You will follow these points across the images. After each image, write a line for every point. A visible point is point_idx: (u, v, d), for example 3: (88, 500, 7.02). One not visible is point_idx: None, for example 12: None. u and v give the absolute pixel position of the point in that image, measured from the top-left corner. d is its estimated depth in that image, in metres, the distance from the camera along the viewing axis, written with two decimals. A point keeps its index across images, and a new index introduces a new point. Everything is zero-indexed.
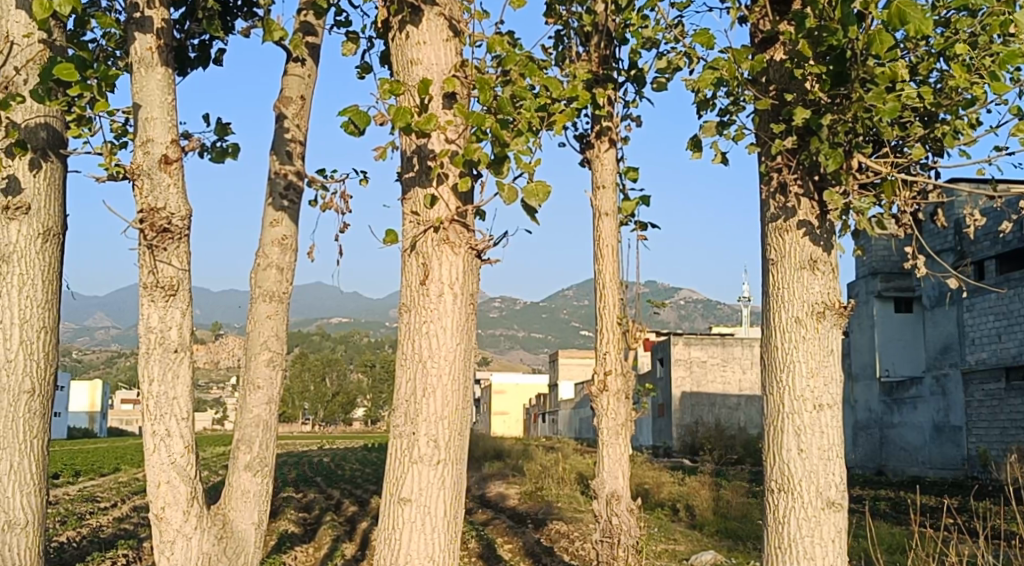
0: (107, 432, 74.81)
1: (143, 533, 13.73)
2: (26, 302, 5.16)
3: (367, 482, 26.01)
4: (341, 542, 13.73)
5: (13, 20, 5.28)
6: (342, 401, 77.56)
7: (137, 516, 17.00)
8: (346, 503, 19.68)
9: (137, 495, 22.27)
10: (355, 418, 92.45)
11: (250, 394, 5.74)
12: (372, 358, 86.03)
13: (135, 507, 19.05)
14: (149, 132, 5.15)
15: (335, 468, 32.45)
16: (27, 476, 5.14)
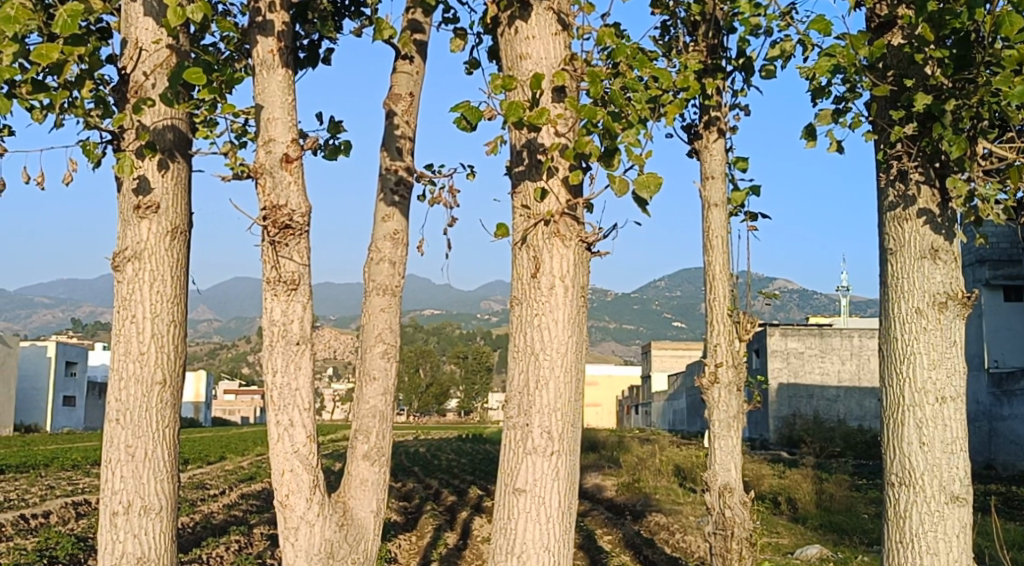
0: (209, 421, 77.36)
1: (255, 520, 14.22)
2: (157, 298, 5.38)
3: (462, 472, 26.36)
4: (443, 531, 14.03)
5: (141, 27, 5.52)
6: (434, 393, 78.56)
7: (248, 504, 17.59)
8: (444, 492, 19.95)
9: (242, 483, 23.00)
10: (448, 410, 93.69)
11: (366, 385, 5.85)
12: (462, 350, 86.93)
13: (242, 495, 19.67)
14: (272, 132, 5.31)
15: (431, 457, 33.01)
16: (161, 464, 5.37)
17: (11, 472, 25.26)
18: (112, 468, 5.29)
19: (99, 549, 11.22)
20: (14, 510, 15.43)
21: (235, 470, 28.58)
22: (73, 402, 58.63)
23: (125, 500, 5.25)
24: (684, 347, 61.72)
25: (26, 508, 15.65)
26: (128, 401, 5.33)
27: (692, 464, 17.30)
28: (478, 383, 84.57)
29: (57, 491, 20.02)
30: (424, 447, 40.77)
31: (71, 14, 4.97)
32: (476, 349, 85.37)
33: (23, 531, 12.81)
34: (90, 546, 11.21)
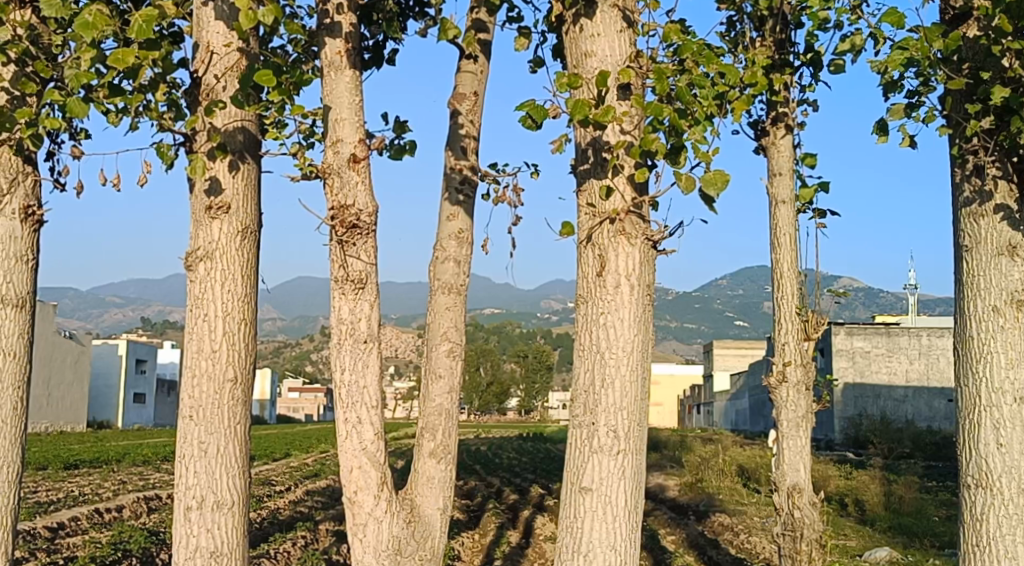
0: (273, 418, 78.67)
1: (320, 517, 14.43)
2: (229, 296, 5.48)
3: (524, 471, 26.42)
4: (506, 529, 14.10)
5: (212, 31, 5.62)
6: (495, 391, 78.85)
7: (313, 500, 17.86)
8: (506, 491, 19.98)
9: (307, 480, 23.36)
10: (508, 409, 93.95)
11: (432, 383, 5.89)
12: (522, 350, 87.13)
13: (307, 491, 19.98)
14: (339, 133, 5.37)
15: (492, 455, 33.16)
16: (233, 460, 5.46)
17: (85, 466, 25.99)
18: (186, 464, 5.41)
19: (170, 544, 11.48)
20: (88, 503, 15.85)
21: (300, 467, 29.02)
22: (143, 399, 60.05)
23: (198, 495, 5.36)
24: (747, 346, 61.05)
25: (101, 501, 16.09)
26: (201, 398, 5.43)
27: (756, 464, 17.12)
28: (538, 381, 84.70)
29: (129, 485, 20.53)
30: (484, 445, 40.99)
31: (146, 19, 5.08)
32: (536, 347, 85.54)
33: (98, 525, 13.17)
34: (162, 540, 11.48)
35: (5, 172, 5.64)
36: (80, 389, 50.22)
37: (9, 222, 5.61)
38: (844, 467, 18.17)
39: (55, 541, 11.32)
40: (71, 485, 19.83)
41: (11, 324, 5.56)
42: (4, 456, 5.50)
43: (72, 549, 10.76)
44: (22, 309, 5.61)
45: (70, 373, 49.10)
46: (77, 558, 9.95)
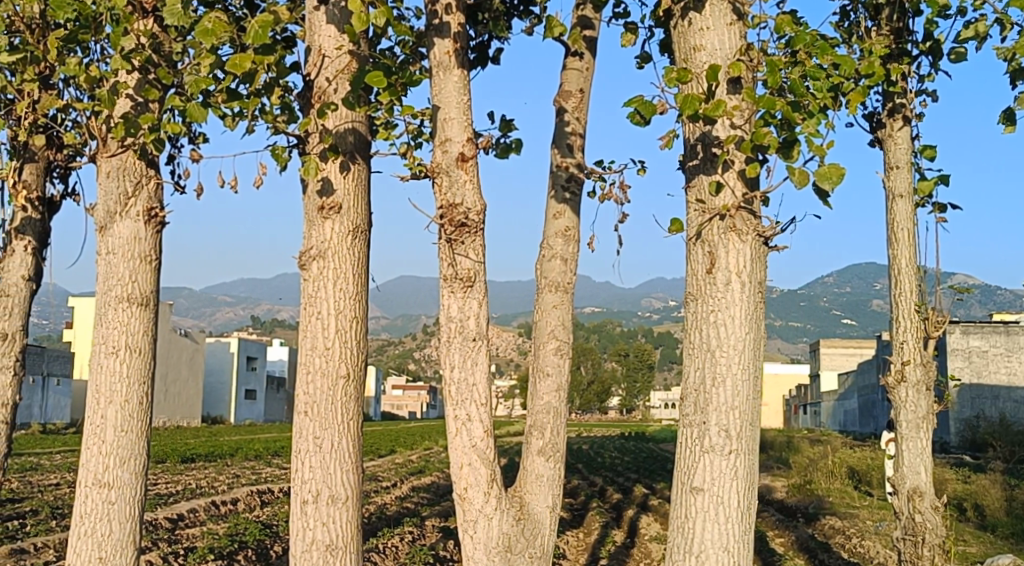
0: (376, 415, 80.19)
1: (426, 513, 14.72)
2: (341, 294, 5.59)
3: (627, 471, 26.33)
4: (611, 528, 14.13)
5: (324, 35, 5.74)
6: (595, 390, 78.86)
7: (419, 496, 18.15)
8: (610, 490, 20.00)
9: (411, 476, 23.77)
10: (607, 408, 93.66)
11: (539, 381, 5.89)
12: (623, 349, 86.73)
13: (412, 488, 20.34)
14: (447, 132, 5.41)
15: (595, 454, 33.21)
16: (346, 455, 5.57)
17: (201, 460, 26.99)
18: (301, 459, 5.54)
19: (284, 536, 11.82)
20: (206, 496, 16.45)
21: (405, 463, 29.56)
22: (253, 396, 62.00)
23: (314, 489, 5.48)
24: (855, 345, 59.52)
25: (217, 494, 16.70)
26: (315, 394, 5.55)
27: (868, 466, 16.72)
28: (639, 380, 84.21)
29: (242, 479, 21.22)
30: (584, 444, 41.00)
31: (262, 25, 5.22)
32: (637, 346, 85.12)
33: (215, 516, 13.66)
34: (276, 532, 11.83)
35: (130, 176, 5.89)
36: (194, 385, 52.17)
37: (134, 224, 5.85)
38: (964, 471, 17.56)
39: (176, 532, 11.78)
40: (188, 478, 20.64)
41: (136, 322, 5.78)
42: (131, 449, 5.72)
43: (192, 540, 11.17)
44: (147, 307, 5.83)
45: (185, 370, 51.08)
46: (197, 549, 10.32)
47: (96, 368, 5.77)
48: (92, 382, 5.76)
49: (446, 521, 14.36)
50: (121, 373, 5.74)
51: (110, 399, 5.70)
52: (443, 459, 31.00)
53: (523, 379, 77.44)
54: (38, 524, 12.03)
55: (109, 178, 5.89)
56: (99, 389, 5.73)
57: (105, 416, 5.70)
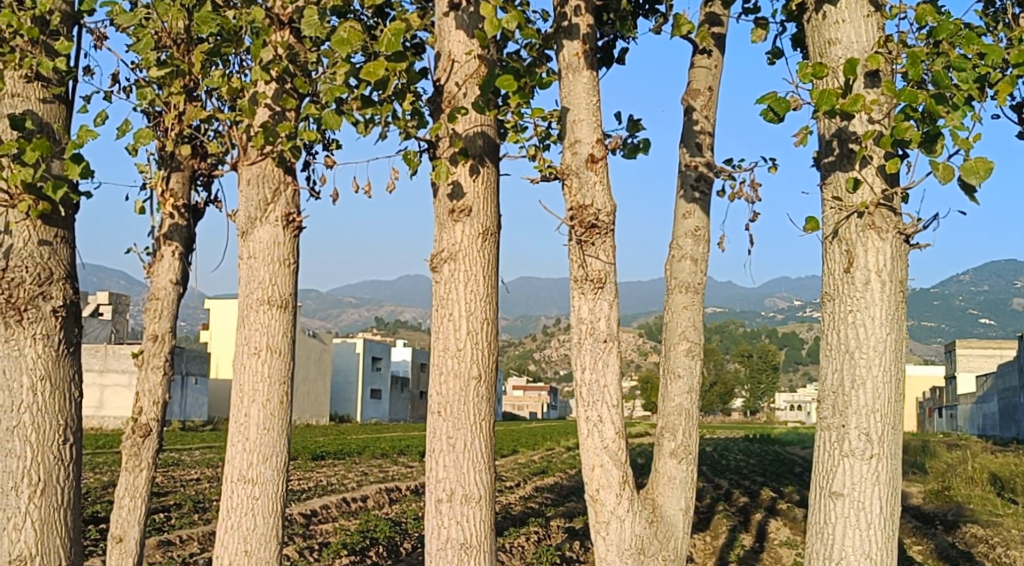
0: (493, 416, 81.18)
1: (551, 513, 14.86)
2: (472, 295, 5.65)
3: (752, 474, 25.94)
4: (738, 532, 14.02)
5: (454, 40, 5.79)
6: (719, 392, 77.77)
7: (544, 497, 18.32)
8: (736, 493, 19.82)
9: (535, 476, 24.03)
10: (731, 410, 92.29)
11: (671, 383, 5.82)
12: (744, 350, 85.28)
13: (536, 487, 20.52)
14: (577, 134, 5.38)
15: (717, 456, 32.82)
16: (479, 454, 5.64)
17: (331, 457, 27.86)
18: (435, 458, 5.63)
19: (414, 533, 12.09)
20: (337, 493, 16.98)
21: (529, 463, 29.84)
22: (380, 395, 63.48)
23: (448, 488, 5.56)
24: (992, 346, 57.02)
25: (349, 491, 17.19)
26: (449, 394, 5.63)
27: (1013, 473, 16.08)
28: (762, 382, 82.68)
29: (370, 477, 21.81)
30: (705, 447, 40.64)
31: (395, 33, 5.33)
32: (760, 347, 83.53)
33: (347, 513, 14.09)
34: (406, 529, 12.12)
35: (269, 183, 6.09)
36: (323, 385, 53.79)
37: (273, 228, 6.05)
38: None
39: (311, 526, 12.22)
40: (320, 475, 21.32)
41: (276, 323, 5.98)
42: (273, 446, 5.92)
43: (326, 535, 11.54)
44: (286, 309, 6.02)
45: (314, 369, 52.70)
46: (331, 544, 10.65)
47: (240, 368, 6.00)
48: (236, 381, 5.99)
49: (571, 522, 14.48)
50: (263, 372, 5.95)
51: (253, 397, 5.93)
52: (564, 460, 31.09)
53: (642, 380, 77.04)
54: (183, 517, 12.64)
55: (249, 185, 6.12)
56: (242, 388, 5.96)
57: (249, 414, 5.92)
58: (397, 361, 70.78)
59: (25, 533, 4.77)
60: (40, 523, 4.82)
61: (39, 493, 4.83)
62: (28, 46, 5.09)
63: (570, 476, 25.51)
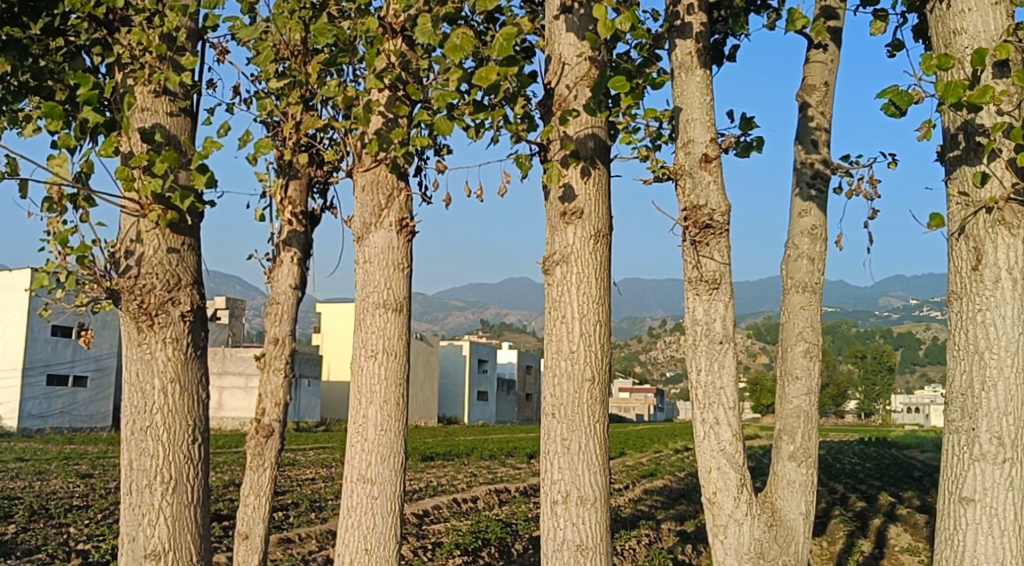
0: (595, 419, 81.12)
1: (663, 516, 14.84)
2: (585, 298, 5.57)
3: (869, 478, 25.23)
4: (857, 538, 13.70)
5: (565, 43, 5.75)
6: (831, 393, 75.98)
7: (654, 499, 18.23)
8: (853, 498, 19.37)
9: (644, 479, 23.89)
10: (845, 412, 90.01)
11: (788, 385, 5.43)
12: (857, 351, 83.05)
13: (645, 490, 20.41)
14: (690, 133, 5.16)
15: (830, 459, 32.09)
16: (594, 457, 5.57)
17: (440, 458, 28.31)
18: (550, 460, 5.59)
19: (524, 534, 12.19)
20: (448, 493, 17.23)
21: (635, 466, 29.77)
22: (486, 397, 64.10)
23: (563, 490, 5.51)
24: None
25: (459, 492, 17.45)
26: (562, 396, 5.57)
27: None
28: (877, 384, 80.35)
29: (479, 478, 22.08)
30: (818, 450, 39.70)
31: (507, 37, 5.35)
32: (874, 348, 81.23)
33: (458, 513, 14.29)
34: (517, 531, 12.22)
35: (383, 189, 6.20)
36: (429, 386, 54.64)
37: (387, 233, 6.17)
38: None
39: (424, 527, 12.41)
40: (431, 476, 21.71)
41: (392, 326, 6.09)
42: (390, 447, 6.04)
43: (438, 535, 11.73)
44: (401, 312, 6.13)
45: (420, 372, 53.48)
46: (444, 545, 10.79)
47: (358, 370, 6.14)
48: (355, 384, 6.14)
49: (682, 526, 14.42)
50: (379, 375, 6.08)
51: (371, 399, 6.06)
52: (672, 464, 30.87)
53: (752, 382, 75.95)
54: (301, 516, 13.03)
55: (364, 192, 6.25)
56: (360, 390, 6.10)
57: (366, 416, 6.05)
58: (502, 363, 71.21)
59: (159, 529, 4.99)
60: (173, 520, 5.02)
61: (171, 491, 5.03)
62: (156, 63, 5.28)
63: (680, 479, 25.28)
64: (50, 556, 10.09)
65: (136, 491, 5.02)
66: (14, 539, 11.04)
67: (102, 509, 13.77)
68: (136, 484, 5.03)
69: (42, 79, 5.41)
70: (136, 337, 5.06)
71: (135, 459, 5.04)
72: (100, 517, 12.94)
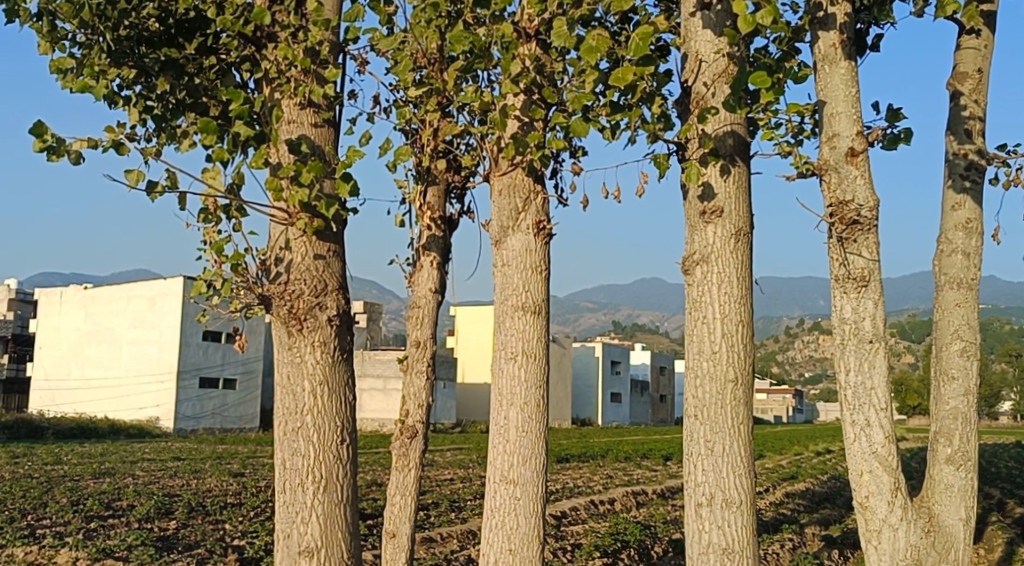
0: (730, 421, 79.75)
1: (806, 521, 14.54)
2: (727, 297, 5.20)
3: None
4: (1018, 546, 13.04)
5: (702, 40, 5.54)
6: (983, 394, 72.44)
7: (796, 503, 17.80)
8: (1012, 504, 18.41)
9: (786, 483, 23.33)
10: (999, 414, 85.61)
11: (943, 385, 5.06)
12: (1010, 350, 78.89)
13: (787, 494, 19.96)
14: (835, 127, 4.83)
15: (984, 463, 30.54)
16: (739, 460, 5.18)
17: (575, 460, 28.39)
18: (694, 462, 5.23)
19: (664, 537, 12.10)
20: (585, 494, 17.28)
21: (776, 469, 29.04)
22: (620, 398, 63.83)
23: (707, 492, 5.15)
24: None
25: (596, 493, 17.45)
26: (705, 397, 5.20)
27: None
28: None
29: (616, 479, 22.05)
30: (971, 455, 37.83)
31: (643, 37, 5.30)
32: None
33: (596, 515, 14.30)
34: (656, 534, 12.14)
35: (520, 193, 6.25)
36: (562, 389, 54.80)
37: (525, 236, 6.22)
38: None
39: (563, 528, 12.45)
40: (567, 477, 21.82)
41: (531, 329, 6.12)
42: (531, 448, 6.08)
43: (576, 537, 11.74)
44: (540, 314, 6.15)
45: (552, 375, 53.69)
46: (584, 546, 10.82)
47: (498, 372, 6.21)
48: (495, 386, 6.22)
49: (827, 530, 14.07)
50: (520, 376, 6.14)
51: (512, 401, 6.12)
52: (813, 466, 30.02)
53: (897, 383, 73.21)
54: (442, 516, 13.27)
55: (501, 196, 6.31)
56: (501, 392, 6.18)
57: (508, 417, 6.13)
58: (635, 364, 70.62)
59: (311, 526, 5.16)
60: (324, 518, 5.18)
61: (323, 490, 5.19)
62: (302, 77, 5.37)
63: (823, 482, 24.55)
64: (208, 551, 10.59)
65: (289, 489, 5.21)
66: (175, 534, 11.64)
67: (255, 506, 14.36)
68: (290, 483, 5.22)
69: (197, 96, 5.73)
70: (287, 341, 5.27)
71: (287, 458, 5.24)
72: (253, 514, 13.47)
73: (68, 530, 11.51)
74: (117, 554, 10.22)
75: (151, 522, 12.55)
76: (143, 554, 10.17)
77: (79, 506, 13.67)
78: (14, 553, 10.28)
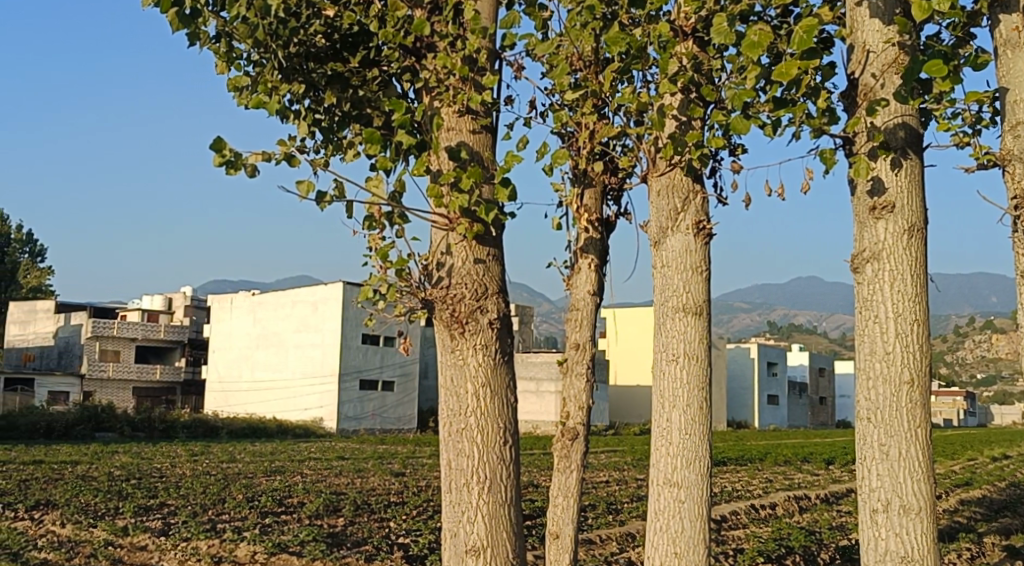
0: None
1: (985, 530, 13.85)
2: (901, 296, 4.91)
3: None
4: None
5: (869, 30, 5.21)
6: None
7: (973, 511, 16.90)
8: None
9: (960, 489, 22.18)
10: None
11: None
12: None
13: (961, 501, 19.03)
14: (1019, 115, 4.53)
15: None
16: (917, 464, 4.91)
17: (731, 464, 27.83)
18: (866, 467, 4.99)
19: (831, 544, 11.73)
20: (746, 498, 16.95)
21: (947, 475, 27.62)
22: (776, 401, 62.13)
23: (883, 498, 4.92)
24: None
25: (758, 498, 17.07)
26: (878, 400, 4.93)
27: None
28: None
29: (776, 483, 21.52)
30: None
31: (807, 29, 5.06)
32: None
33: (758, 520, 13.98)
34: (823, 541, 11.79)
35: (678, 193, 6.15)
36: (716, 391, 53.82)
37: (684, 236, 6.13)
38: None
39: (725, 532, 12.27)
40: (725, 481, 21.45)
41: (691, 330, 6.03)
42: (695, 450, 6.00)
43: (739, 541, 11.54)
44: (701, 316, 6.05)
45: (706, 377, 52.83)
46: (747, 551, 10.62)
47: (659, 374, 6.15)
48: (656, 388, 6.15)
49: (1010, 540, 13.33)
50: (681, 378, 6.06)
51: (674, 403, 6.05)
52: (987, 473, 28.34)
53: None
54: (603, 518, 13.28)
55: (659, 196, 6.22)
56: (662, 394, 6.11)
57: (670, 420, 6.06)
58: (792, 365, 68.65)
59: (477, 525, 5.25)
60: (489, 518, 5.26)
61: (487, 490, 5.26)
62: (460, 85, 5.47)
63: (1000, 490, 23.21)
64: (375, 548, 10.94)
65: (456, 489, 5.32)
66: (344, 530, 12.08)
67: (417, 506, 14.72)
68: (456, 483, 5.33)
69: (362, 107, 5.95)
70: (450, 344, 5.36)
71: (453, 459, 5.36)
72: (416, 513, 13.87)
73: (245, 525, 12.12)
74: (290, 549, 10.69)
75: (321, 519, 13.07)
76: (314, 549, 10.57)
77: (255, 502, 14.36)
78: (197, 545, 10.88)
